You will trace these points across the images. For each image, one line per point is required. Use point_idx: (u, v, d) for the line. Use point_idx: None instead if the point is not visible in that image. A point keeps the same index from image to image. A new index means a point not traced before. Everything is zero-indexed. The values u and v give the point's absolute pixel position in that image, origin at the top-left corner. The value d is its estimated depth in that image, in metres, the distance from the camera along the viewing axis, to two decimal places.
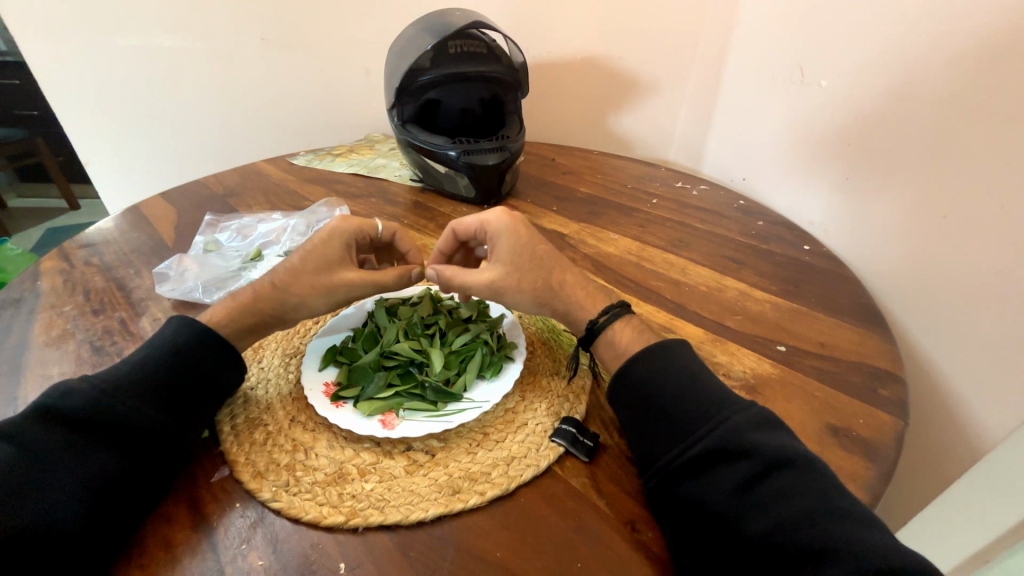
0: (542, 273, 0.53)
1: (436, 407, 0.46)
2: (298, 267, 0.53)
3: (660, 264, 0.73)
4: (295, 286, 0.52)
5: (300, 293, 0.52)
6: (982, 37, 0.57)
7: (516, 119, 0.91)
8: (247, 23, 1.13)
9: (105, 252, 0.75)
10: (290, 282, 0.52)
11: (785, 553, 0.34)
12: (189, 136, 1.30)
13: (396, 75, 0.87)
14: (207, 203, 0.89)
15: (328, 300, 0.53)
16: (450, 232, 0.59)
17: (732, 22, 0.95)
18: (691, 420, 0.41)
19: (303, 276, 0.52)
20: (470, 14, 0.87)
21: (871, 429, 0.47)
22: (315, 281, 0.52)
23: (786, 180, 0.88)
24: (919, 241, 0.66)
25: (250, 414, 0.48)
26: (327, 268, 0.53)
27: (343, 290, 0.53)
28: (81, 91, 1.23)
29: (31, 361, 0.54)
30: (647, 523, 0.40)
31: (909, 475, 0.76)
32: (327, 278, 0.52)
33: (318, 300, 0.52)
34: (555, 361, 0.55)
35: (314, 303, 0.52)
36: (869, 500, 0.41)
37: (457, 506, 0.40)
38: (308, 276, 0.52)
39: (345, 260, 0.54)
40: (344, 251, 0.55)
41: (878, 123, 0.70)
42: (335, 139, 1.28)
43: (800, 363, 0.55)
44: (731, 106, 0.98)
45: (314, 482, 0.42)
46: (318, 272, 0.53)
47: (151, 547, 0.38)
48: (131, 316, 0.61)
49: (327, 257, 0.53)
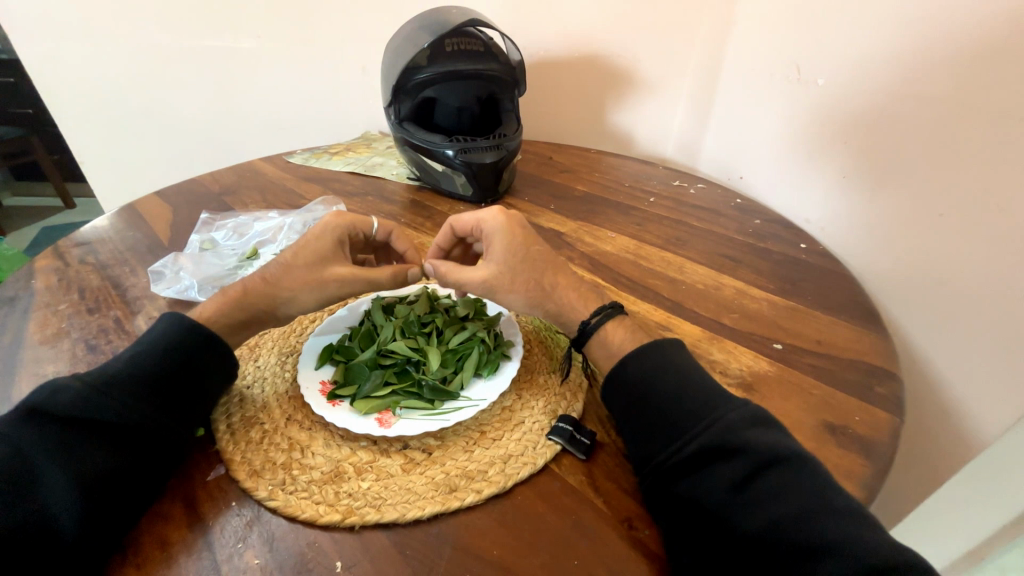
0: (535, 273, 0.53)
1: (434, 405, 0.46)
2: (290, 262, 0.53)
3: (657, 263, 0.73)
4: (286, 280, 0.52)
5: (289, 289, 0.52)
6: (979, 37, 0.57)
7: (514, 118, 0.91)
8: (242, 21, 1.12)
9: (100, 251, 0.74)
10: (281, 277, 0.52)
11: (780, 551, 0.34)
12: (185, 134, 1.29)
13: (394, 73, 0.87)
14: (203, 201, 0.89)
15: (317, 297, 0.52)
16: (448, 227, 0.59)
17: (730, 21, 0.94)
18: (688, 418, 0.41)
19: (294, 271, 0.52)
20: (468, 13, 0.87)
21: (868, 426, 0.47)
22: (306, 276, 0.52)
23: (783, 178, 0.88)
24: (916, 240, 0.66)
25: (246, 413, 0.48)
26: (320, 262, 0.53)
27: (334, 285, 0.52)
28: (78, 89, 1.24)
29: (26, 360, 0.54)
30: (644, 521, 0.40)
31: (905, 472, 0.76)
32: (319, 274, 0.52)
33: (308, 296, 0.52)
34: (551, 359, 0.55)
35: (305, 300, 0.52)
36: (864, 497, 0.41)
37: (454, 505, 0.40)
38: (300, 271, 0.52)
39: (337, 256, 0.54)
40: (336, 246, 0.55)
41: (874, 122, 0.70)
42: (331, 138, 1.28)
43: (797, 361, 0.55)
44: (729, 104, 0.98)
45: (311, 481, 0.42)
46: (309, 267, 0.52)
47: (146, 547, 0.38)
48: (127, 315, 0.61)
49: (319, 252, 0.53)
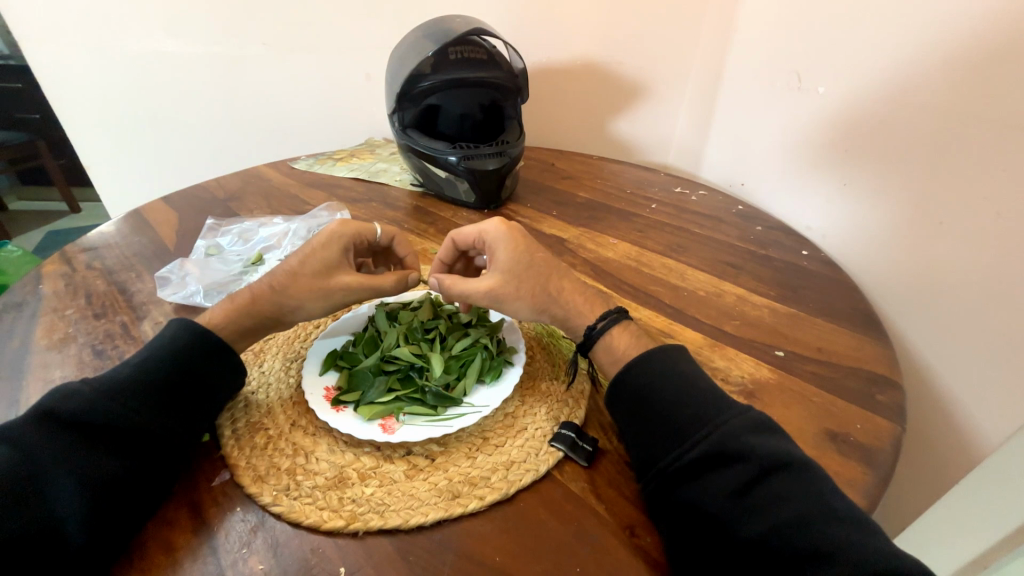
0: (540, 278, 0.53)
1: (436, 411, 0.47)
2: (296, 269, 0.53)
3: (659, 269, 0.73)
4: (293, 288, 0.52)
5: (296, 297, 0.52)
6: (979, 45, 0.57)
7: (516, 125, 0.92)
8: (247, 27, 1.13)
9: (107, 257, 0.75)
10: (288, 284, 0.52)
11: (781, 557, 0.34)
12: (189, 139, 1.30)
13: (397, 81, 0.88)
14: (208, 207, 0.90)
15: (322, 305, 0.53)
16: (450, 241, 0.60)
17: (731, 29, 0.96)
18: (690, 424, 0.41)
19: (301, 279, 0.52)
20: (471, 21, 0.88)
21: (869, 434, 0.48)
22: (312, 284, 0.52)
23: (784, 186, 0.89)
24: (916, 247, 0.67)
25: (251, 418, 0.48)
26: (325, 271, 0.53)
27: (340, 295, 0.53)
28: (82, 93, 1.24)
29: (33, 365, 0.55)
30: (645, 528, 0.41)
31: (907, 479, 0.76)
32: (323, 283, 0.52)
33: (314, 305, 0.53)
34: (554, 366, 0.56)
35: (312, 307, 0.53)
36: (865, 505, 0.42)
37: (457, 510, 0.41)
38: (306, 279, 0.52)
39: (342, 264, 0.54)
40: (341, 254, 0.55)
41: (874, 130, 0.70)
42: (334, 142, 1.29)
43: (798, 368, 0.56)
44: (731, 111, 0.99)
45: (315, 486, 0.42)
46: (315, 276, 0.53)
47: (151, 551, 0.39)
48: (133, 320, 0.61)
49: (324, 262, 0.53)
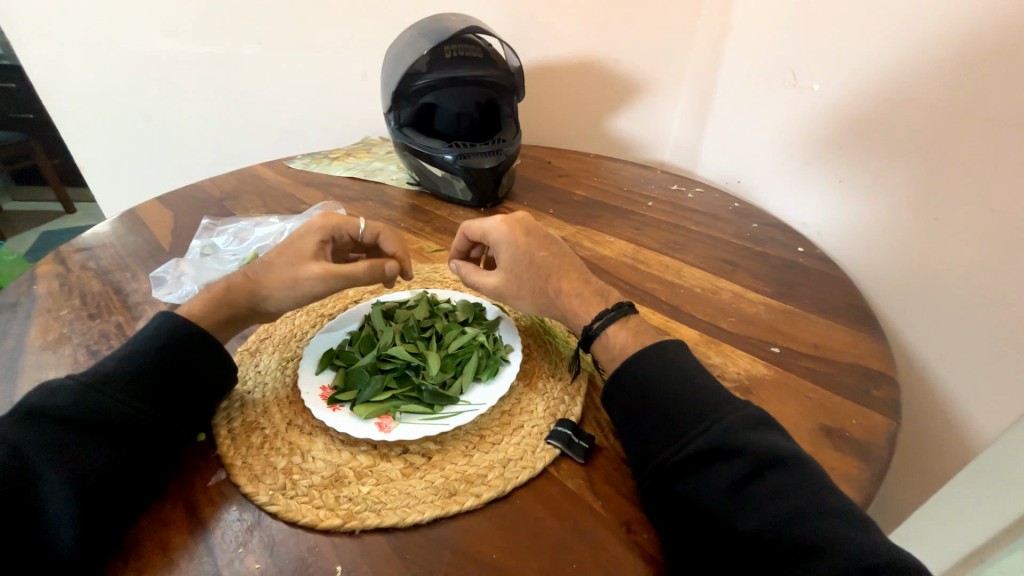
0: (539, 280, 0.54)
1: (433, 409, 0.47)
2: (272, 260, 0.53)
3: (655, 267, 0.74)
4: (266, 278, 0.52)
5: (276, 288, 0.52)
6: (973, 41, 0.57)
7: (513, 123, 0.91)
8: (241, 27, 1.13)
9: (101, 257, 0.74)
10: (265, 274, 0.53)
11: (775, 552, 0.34)
12: (184, 138, 1.30)
13: (394, 79, 0.88)
14: (204, 206, 0.89)
15: (291, 295, 0.52)
16: (462, 233, 0.60)
17: (727, 27, 0.96)
18: (687, 420, 0.41)
19: (275, 269, 0.53)
20: (467, 20, 0.88)
21: (863, 429, 0.48)
22: (283, 274, 0.52)
23: (780, 183, 0.89)
24: (910, 243, 0.67)
25: (247, 417, 0.48)
26: (298, 260, 0.53)
27: (306, 285, 0.52)
28: (76, 92, 1.23)
29: (28, 365, 0.55)
30: (642, 524, 0.41)
31: (902, 474, 0.76)
32: (294, 272, 0.52)
33: (283, 294, 0.52)
34: (552, 363, 0.56)
35: (281, 296, 0.52)
36: (861, 500, 0.42)
37: (453, 508, 0.41)
38: (280, 269, 0.53)
39: (318, 255, 0.54)
40: (319, 246, 0.54)
41: (869, 127, 0.70)
42: (331, 141, 1.29)
43: (793, 364, 0.56)
44: (727, 109, 0.99)
45: (312, 485, 0.42)
46: (289, 265, 0.52)
47: (147, 551, 0.38)
48: (128, 320, 0.61)
49: (299, 252, 0.53)
